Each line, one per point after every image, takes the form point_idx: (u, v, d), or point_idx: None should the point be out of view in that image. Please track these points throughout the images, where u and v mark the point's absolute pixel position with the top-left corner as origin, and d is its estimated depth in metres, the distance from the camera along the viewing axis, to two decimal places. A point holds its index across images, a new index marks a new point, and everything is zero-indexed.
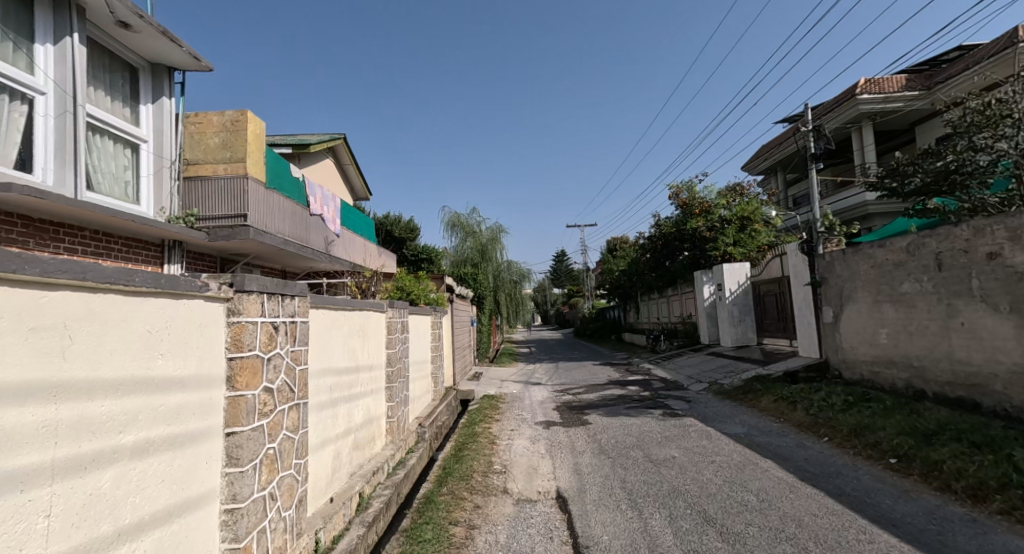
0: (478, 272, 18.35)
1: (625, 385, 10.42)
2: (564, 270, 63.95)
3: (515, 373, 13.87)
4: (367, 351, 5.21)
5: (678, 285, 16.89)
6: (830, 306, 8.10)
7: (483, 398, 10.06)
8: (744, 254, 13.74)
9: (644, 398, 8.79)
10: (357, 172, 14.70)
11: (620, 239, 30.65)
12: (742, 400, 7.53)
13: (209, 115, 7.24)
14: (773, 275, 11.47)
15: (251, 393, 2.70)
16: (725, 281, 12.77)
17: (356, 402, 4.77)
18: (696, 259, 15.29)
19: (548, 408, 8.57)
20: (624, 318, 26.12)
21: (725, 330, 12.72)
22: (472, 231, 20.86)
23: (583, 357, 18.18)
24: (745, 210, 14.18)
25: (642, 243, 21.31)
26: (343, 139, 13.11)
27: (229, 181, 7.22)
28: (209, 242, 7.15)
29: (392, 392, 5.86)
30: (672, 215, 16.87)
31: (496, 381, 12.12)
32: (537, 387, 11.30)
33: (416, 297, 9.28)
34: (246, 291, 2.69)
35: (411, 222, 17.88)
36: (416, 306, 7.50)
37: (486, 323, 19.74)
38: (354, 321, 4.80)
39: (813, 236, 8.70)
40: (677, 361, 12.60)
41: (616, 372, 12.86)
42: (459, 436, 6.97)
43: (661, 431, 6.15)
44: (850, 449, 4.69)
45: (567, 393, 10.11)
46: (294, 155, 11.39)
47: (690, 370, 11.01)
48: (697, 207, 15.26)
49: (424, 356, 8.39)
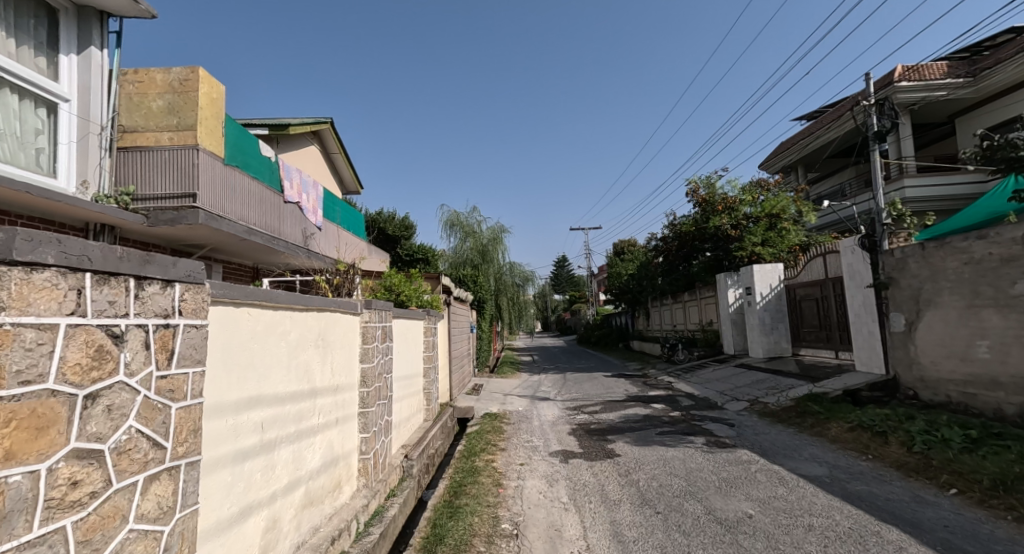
0: (479, 275, 17.04)
1: (648, 403, 9.06)
2: (566, 276, 62.70)
3: (518, 385, 12.51)
4: (328, 369, 3.82)
5: (695, 290, 15.56)
6: (902, 312, 6.74)
7: (485, 416, 8.69)
8: (774, 254, 12.41)
9: (675, 421, 7.42)
10: (345, 162, 13.42)
11: (627, 243, 29.40)
12: (801, 427, 6.17)
13: (152, 72, 5.83)
14: (814, 278, 10.14)
15: (28, 472, 1.32)
16: (755, 284, 11.44)
17: (308, 442, 3.40)
18: (717, 261, 13.98)
19: (561, 431, 7.21)
20: (632, 325, 24.79)
21: (756, 339, 11.37)
22: (472, 231, 19.58)
23: (592, 366, 16.81)
24: (773, 207, 12.87)
25: (654, 245, 20.03)
26: (329, 124, 11.83)
27: (175, 154, 5.88)
28: (150, 228, 5.80)
29: (367, 419, 4.49)
30: (690, 214, 15.59)
31: (499, 395, 10.75)
32: (546, 403, 9.95)
33: (409, 300, 8.10)
34: (20, 265, 1.31)
35: (406, 220, 16.54)
36: (404, 308, 6.16)
37: (487, 329, 18.38)
38: (306, 327, 3.41)
39: (875, 228, 7.36)
40: (702, 375, 11.23)
41: (633, 386, 11.51)
42: (455, 471, 5.56)
43: (714, 471, 4.80)
44: (1005, 513, 3.34)
45: (581, 412, 8.75)
46: (272, 137, 10.09)
47: (722, 386, 9.63)
48: (719, 204, 13.95)
49: (413, 370, 7.01)
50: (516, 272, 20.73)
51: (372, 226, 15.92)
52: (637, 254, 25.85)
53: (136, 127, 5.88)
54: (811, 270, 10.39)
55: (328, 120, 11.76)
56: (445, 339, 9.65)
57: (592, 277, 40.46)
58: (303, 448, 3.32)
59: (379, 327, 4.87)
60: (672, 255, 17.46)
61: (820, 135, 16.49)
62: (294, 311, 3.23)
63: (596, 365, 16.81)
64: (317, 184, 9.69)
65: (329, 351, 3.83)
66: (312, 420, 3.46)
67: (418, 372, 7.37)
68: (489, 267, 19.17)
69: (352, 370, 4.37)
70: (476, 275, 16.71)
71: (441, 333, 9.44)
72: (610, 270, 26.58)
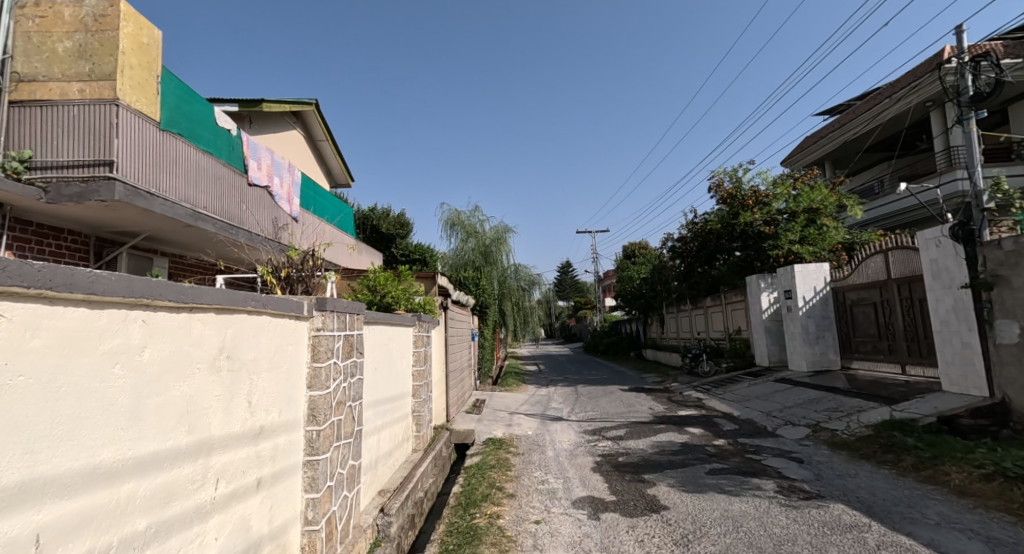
0: (482, 277, 15.72)
1: (682, 426, 7.63)
2: (571, 282, 61.40)
3: (525, 401, 11.09)
4: (240, 407, 2.37)
5: (721, 295, 14.15)
6: (1016, 319, 5.31)
7: (488, 442, 7.28)
8: (814, 253, 11.01)
9: (723, 452, 6.00)
10: (334, 151, 12.19)
11: (638, 247, 28.10)
12: (901, 469, 4.73)
13: (58, 6, 4.49)
14: (871, 279, 8.72)
15: None
16: (796, 286, 10.04)
17: (190, 535, 1.95)
18: (748, 263, 12.58)
19: (583, 466, 5.80)
20: (645, 332, 23.32)
21: (798, 350, 9.93)
22: (474, 230, 18.29)
23: (605, 378, 15.39)
24: (811, 200, 11.51)
25: (670, 247, 18.65)
26: (312, 106, 10.57)
27: (89, 110, 4.52)
28: (54, 207, 4.44)
29: (318, 472, 3.06)
30: (713, 211, 14.25)
31: (504, 414, 9.34)
32: (559, 424, 8.55)
33: (400, 304, 6.84)
34: None
35: (402, 216, 15.22)
36: (382, 311, 4.78)
37: (490, 336, 17.01)
38: (186, 340, 1.97)
39: (969, 215, 5.94)
40: (738, 391, 9.79)
41: (657, 402, 10.10)
42: (446, 530, 4.12)
43: (815, 544, 3.36)
44: None
45: (603, 439, 7.32)
46: (243, 115, 8.80)
47: (767, 405, 8.18)
48: (747, 199, 12.58)
49: (398, 389, 5.60)
50: (522, 275, 19.39)
51: (365, 224, 14.62)
52: (649, 258, 24.45)
53: (36, 76, 4.53)
54: (865, 270, 8.98)
55: (313, 102, 10.58)
56: (440, 349, 8.21)
57: (599, 282, 39.02)
58: (176, 552, 1.88)
59: (339, 339, 3.47)
60: (692, 257, 16.09)
61: (850, 126, 14.83)
62: (155, 312, 1.80)
63: (610, 377, 15.39)
64: (294, 169, 8.37)
65: (241, 378, 2.39)
66: (199, 498, 2.01)
67: (405, 390, 6.00)
68: (492, 269, 17.84)
69: (291, 404, 2.91)
70: (479, 277, 15.39)
71: (436, 342, 8.01)
72: (620, 274, 25.18)
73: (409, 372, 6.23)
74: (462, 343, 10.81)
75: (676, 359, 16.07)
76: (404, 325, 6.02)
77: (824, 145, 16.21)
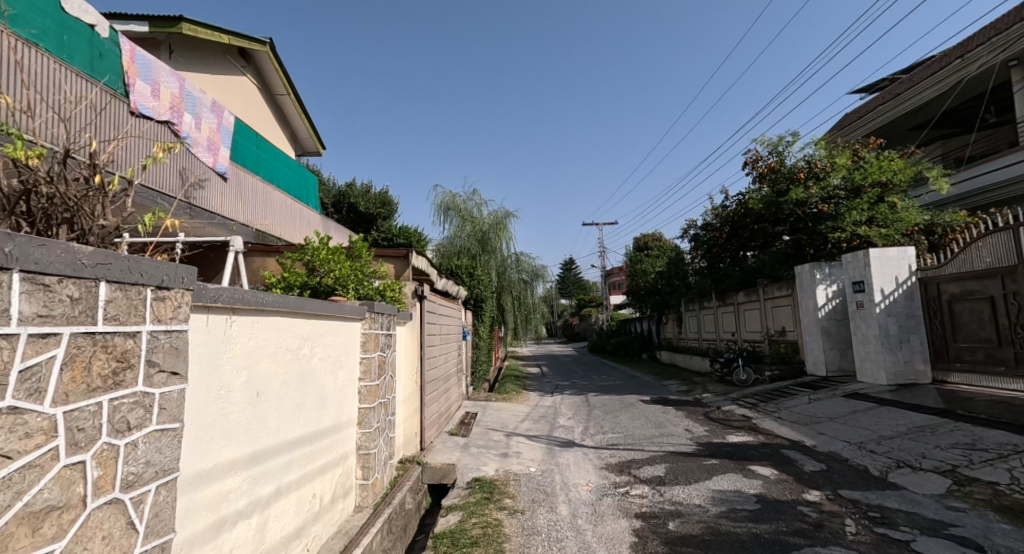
0: (478, 267, 13.65)
1: (744, 464, 5.52)
2: (574, 278, 59.25)
3: (526, 416, 9.01)
4: None
5: (758, 290, 12.03)
6: None
7: (474, 485, 5.19)
8: (886, 237, 8.92)
9: (833, 519, 3.91)
10: (296, 107, 10.14)
11: (649, 238, 25.96)
12: None
13: None
14: (987, 266, 6.63)
15: None
16: (872, 275, 7.94)
17: None
18: (795, 250, 10.51)
19: (618, 543, 3.71)
20: (659, 332, 21.17)
21: (874, 356, 7.85)
22: (470, 215, 16.21)
23: (621, 385, 13.34)
24: (879, 172, 9.38)
25: (691, 237, 16.54)
26: (267, 46, 8.56)
27: None
28: None
29: None
30: (748, 190, 12.17)
31: (499, 437, 7.26)
32: (571, 453, 6.46)
33: (348, 290, 4.78)
34: None
35: (384, 194, 13.14)
36: (273, 293, 2.66)
37: (486, 335, 14.95)
38: None
39: None
40: (797, 409, 7.70)
41: (694, 422, 8.00)
42: None
43: None
44: None
45: (636, 482, 5.23)
46: (160, 40, 6.77)
47: (852, 433, 6.07)
48: (795, 173, 10.45)
49: (321, 421, 3.48)
50: (524, 267, 17.29)
51: (340, 202, 12.60)
52: (664, 251, 22.33)
53: None
54: (972, 255, 6.89)
55: (266, 41, 8.56)
56: (412, 351, 6.07)
57: (605, 278, 36.90)
58: None
59: (59, 349, 1.33)
60: (720, 246, 14.02)
61: (903, 96, 12.56)
62: None
63: (623, 385, 13.29)
64: (222, 110, 6.25)
65: None
66: None
67: (342, 419, 3.88)
68: (490, 258, 15.79)
69: None
70: (474, 266, 13.30)
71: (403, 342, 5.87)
72: (631, 268, 23.07)
73: (350, 390, 4.11)
74: (448, 344, 8.69)
75: (701, 363, 13.95)
76: (342, 318, 3.89)
77: (863, 121, 14.15)
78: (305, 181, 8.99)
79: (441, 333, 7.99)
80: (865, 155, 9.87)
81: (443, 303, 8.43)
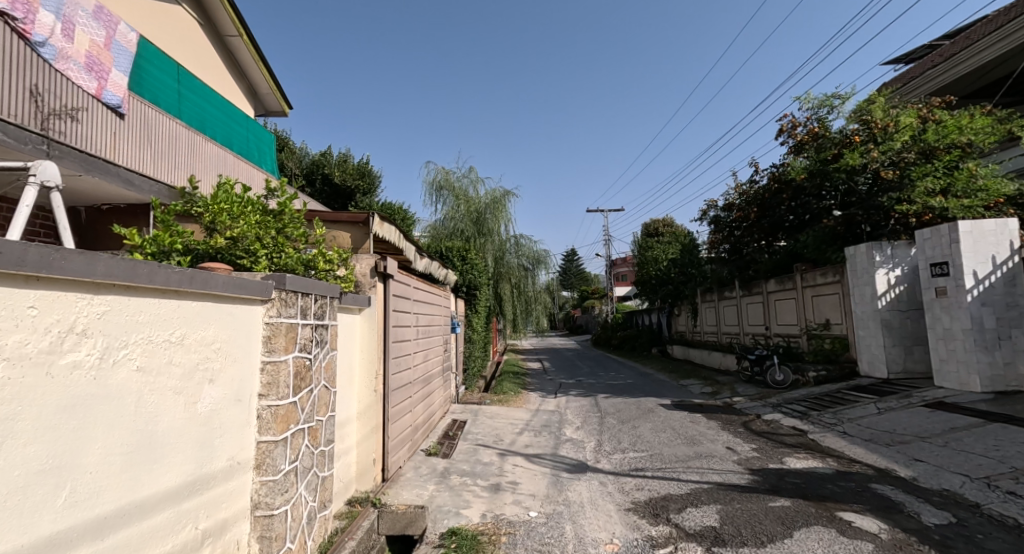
0: (471, 250, 12.03)
1: (830, 509, 3.94)
2: (576, 269, 57.59)
3: (525, 426, 7.43)
4: None
5: (796, 277, 10.39)
6: None
7: (447, 544, 3.59)
8: (968, 209, 7.32)
9: None
10: (251, 54, 8.50)
11: (659, 225, 24.25)
12: None
13: None
14: None
15: None
16: (959, 254, 6.34)
17: None
18: (847, 229, 8.87)
19: None
20: (671, 325, 19.59)
21: (964, 355, 6.25)
22: (465, 194, 14.62)
23: (634, 385, 11.77)
24: (957, 131, 7.73)
25: (711, 219, 14.93)
26: None
27: None
28: None
29: None
30: (784, 161, 10.51)
31: (490, 458, 5.68)
32: (584, 484, 4.89)
33: (251, 259, 3.14)
34: None
35: (364, 165, 11.52)
36: None
37: (482, 327, 13.40)
38: None
39: None
40: (866, 421, 6.11)
41: (734, 437, 6.42)
42: None
43: None
44: None
45: (679, 537, 3.67)
46: None
47: (967, 462, 4.47)
48: (848, 137, 8.80)
49: (141, 490, 1.83)
50: (525, 252, 15.71)
51: (314, 174, 11.01)
52: (676, 237, 20.69)
53: None
54: None
55: None
56: (370, 347, 4.49)
57: (610, 269, 35.19)
58: None
59: None
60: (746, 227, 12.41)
61: (963, 55, 10.85)
62: None
63: (636, 385, 11.72)
64: (116, 22, 4.65)
65: None
66: None
67: (205, 471, 2.23)
68: (487, 241, 14.24)
69: None
70: (467, 249, 11.71)
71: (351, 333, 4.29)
72: (640, 255, 21.46)
73: (230, 419, 2.45)
74: (429, 337, 7.10)
75: (725, 361, 12.34)
76: (201, 296, 2.23)
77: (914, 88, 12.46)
78: (256, 136, 7.39)
79: (418, 324, 6.41)
80: (935, 113, 8.21)
81: (423, 286, 6.83)
